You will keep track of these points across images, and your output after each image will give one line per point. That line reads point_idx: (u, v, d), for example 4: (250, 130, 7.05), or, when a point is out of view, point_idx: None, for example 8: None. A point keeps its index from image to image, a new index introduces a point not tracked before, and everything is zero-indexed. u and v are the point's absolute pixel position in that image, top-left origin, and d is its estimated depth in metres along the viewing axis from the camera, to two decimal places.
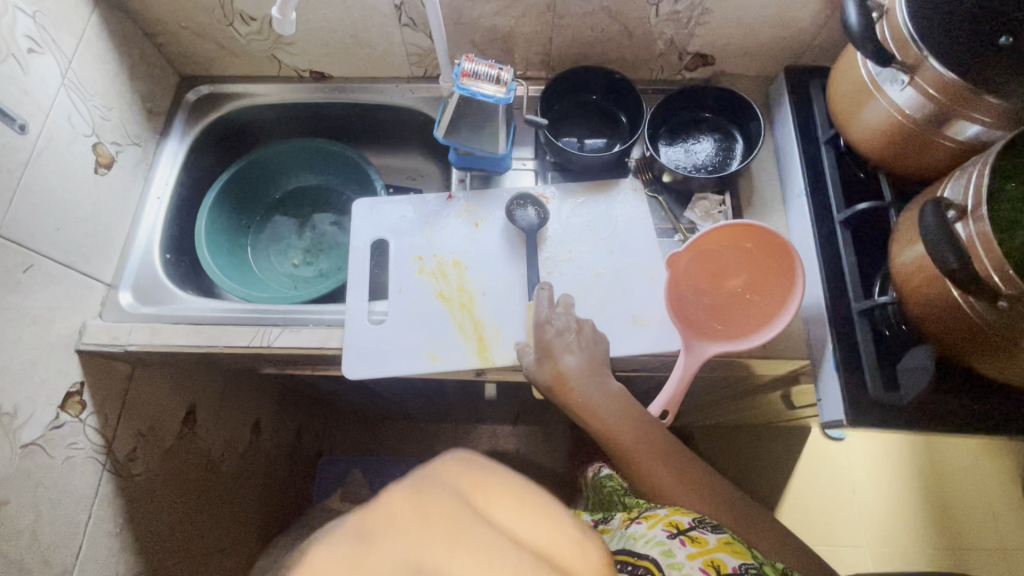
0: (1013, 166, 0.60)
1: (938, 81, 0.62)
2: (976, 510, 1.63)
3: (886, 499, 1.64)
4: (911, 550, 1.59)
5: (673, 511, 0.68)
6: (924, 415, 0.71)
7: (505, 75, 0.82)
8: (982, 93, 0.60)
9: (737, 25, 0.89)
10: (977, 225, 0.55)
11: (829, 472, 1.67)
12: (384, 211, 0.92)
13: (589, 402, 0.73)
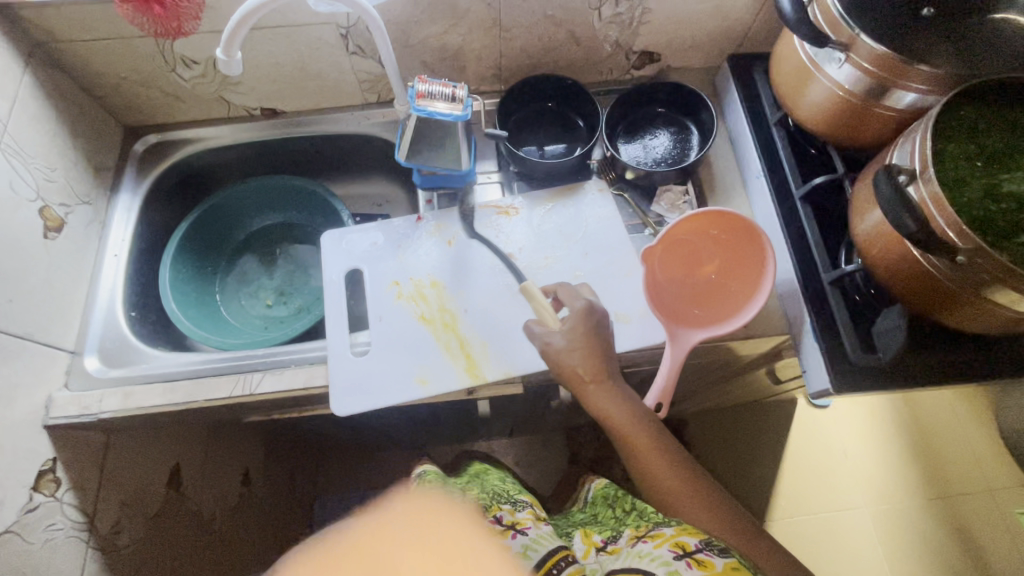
0: (951, 127, 0.63)
1: (872, 56, 0.65)
2: (960, 456, 1.69)
3: (875, 458, 1.69)
4: (906, 503, 1.64)
5: (680, 529, 0.61)
6: (904, 373, 0.73)
7: (460, 93, 0.82)
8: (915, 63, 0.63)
9: (678, 21, 0.92)
10: (927, 186, 0.58)
11: (820, 438, 1.72)
12: (354, 240, 0.91)
13: (603, 402, 0.72)
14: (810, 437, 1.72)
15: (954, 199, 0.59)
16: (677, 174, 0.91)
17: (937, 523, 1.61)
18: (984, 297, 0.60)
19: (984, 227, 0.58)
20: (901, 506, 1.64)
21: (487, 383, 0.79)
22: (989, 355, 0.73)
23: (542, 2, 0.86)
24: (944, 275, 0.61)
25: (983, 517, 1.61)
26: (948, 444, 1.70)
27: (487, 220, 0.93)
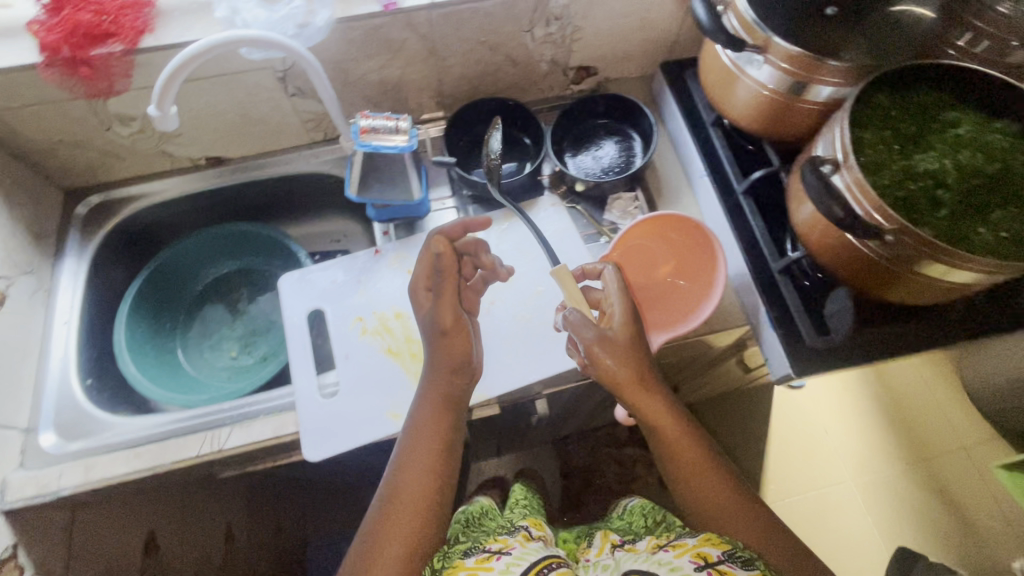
0: (864, 115, 0.67)
1: (787, 55, 0.69)
2: (932, 418, 1.74)
3: (853, 431, 1.74)
4: (887, 471, 1.68)
5: (702, 540, 0.64)
6: (856, 349, 0.76)
7: (404, 124, 0.83)
8: (825, 58, 0.67)
9: (608, 35, 0.95)
10: (850, 173, 0.61)
11: (800, 416, 1.77)
12: (314, 279, 0.90)
13: (658, 411, 0.73)
14: (789, 417, 1.76)
15: (876, 182, 0.62)
16: (625, 182, 0.94)
17: (917, 488, 1.65)
18: (915, 271, 0.63)
19: (906, 206, 0.61)
20: (885, 477, 1.67)
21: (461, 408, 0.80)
22: (932, 322, 0.77)
23: (475, 28, 0.88)
24: (876, 254, 0.65)
25: (962, 479, 1.65)
26: (922, 410, 1.76)
27: None
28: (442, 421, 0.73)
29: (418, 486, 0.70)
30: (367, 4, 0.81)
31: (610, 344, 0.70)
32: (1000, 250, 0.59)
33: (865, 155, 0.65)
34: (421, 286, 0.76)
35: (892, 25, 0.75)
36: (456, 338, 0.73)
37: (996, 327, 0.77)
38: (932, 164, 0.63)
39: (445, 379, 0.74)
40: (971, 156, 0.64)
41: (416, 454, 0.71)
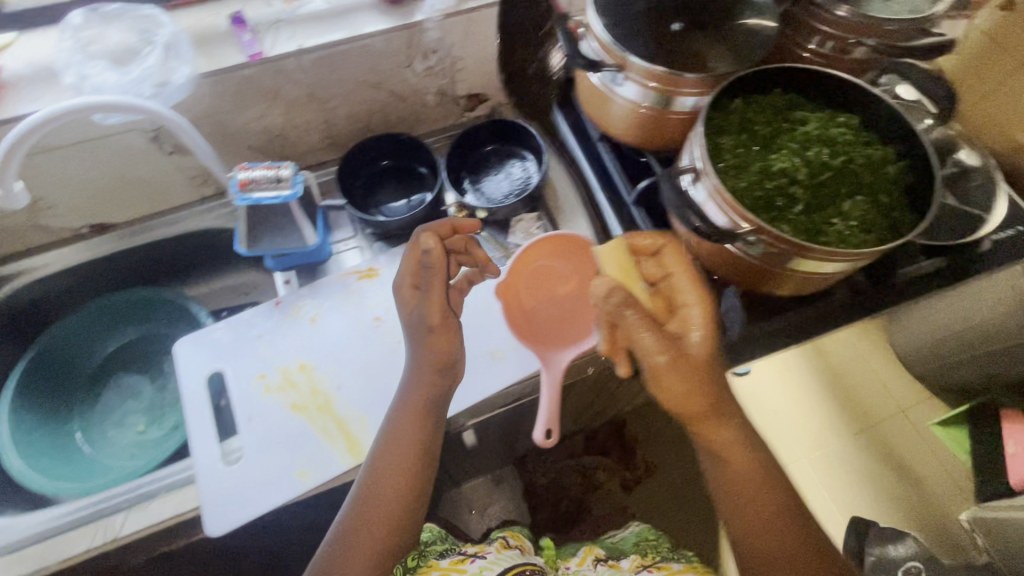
0: (719, 123, 0.70)
1: (646, 71, 0.71)
2: None
3: None
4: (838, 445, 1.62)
5: (685, 566, 0.78)
6: (757, 344, 0.77)
7: (285, 172, 0.82)
8: (681, 72, 0.70)
9: (489, 63, 0.96)
10: (709, 181, 0.62)
11: None
12: (211, 340, 0.86)
13: (734, 441, 0.64)
14: None
15: (734, 189, 0.65)
16: (525, 203, 0.95)
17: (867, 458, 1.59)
18: (784, 269, 0.66)
19: (762, 209, 0.64)
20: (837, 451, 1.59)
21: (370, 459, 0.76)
22: (825, 307, 0.79)
23: (351, 69, 0.87)
24: (747, 257, 0.67)
25: (911, 443, 1.59)
26: (866, 380, 1.67)
27: (347, 288, 0.92)
28: (419, 428, 0.71)
29: (391, 495, 0.67)
30: (229, 56, 0.79)
31: (679, 368, 0.61)
32: (850, 240, 0.62)
33: (723, 162, 0.67)
34: (407, 286, 0.75)
35: (751, 14, 0.76)
36: (442, 334, 0.72)
37: (880, 305, 0.81)
38: (786, 163, 0.66)
39: (421, 385, 0.72)
40: (820, 151, 0.67)
41: (387, 461, 0.69)
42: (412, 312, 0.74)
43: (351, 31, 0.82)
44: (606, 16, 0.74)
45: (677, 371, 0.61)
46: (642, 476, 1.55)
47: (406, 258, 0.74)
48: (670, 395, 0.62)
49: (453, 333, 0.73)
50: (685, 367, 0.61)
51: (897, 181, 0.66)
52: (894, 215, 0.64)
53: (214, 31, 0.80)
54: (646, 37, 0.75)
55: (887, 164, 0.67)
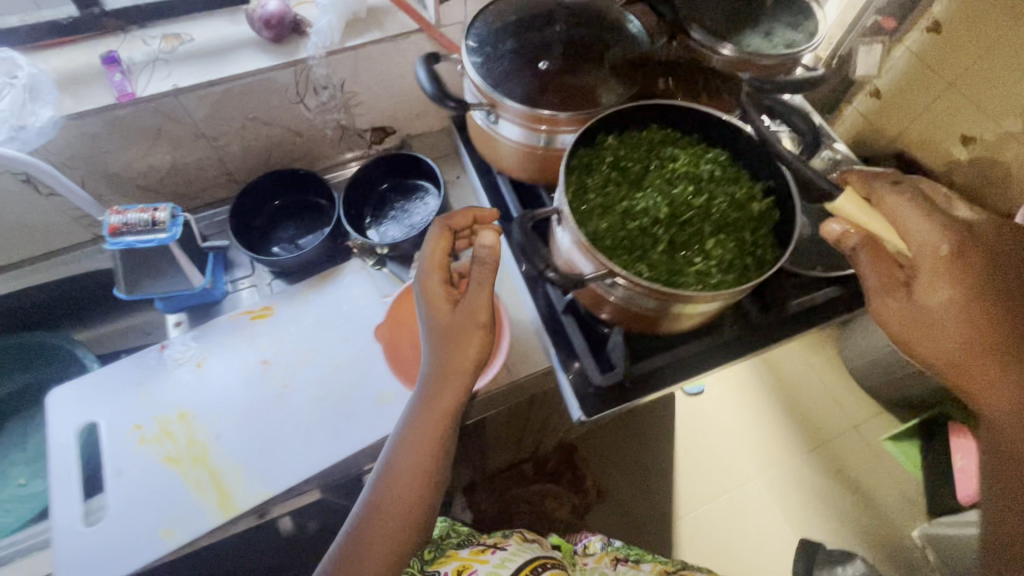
0: (588, 159, 0.69)
1: (519, 111, 0.69)
2: (822, 403, 1.61)
3: (748, 426, 1.59)
4: (790, 463, 1.54)
5: None
6: (643, 380, 0.77)
7: (162, 216, 0.79)
8: (554, 112, 0.68)
9: (388, 97, 0.95)
10: (570, 228, 0.61)
11: (699, 423, 1.60)
12: (87, 389, 0.82)
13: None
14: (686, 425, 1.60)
15: (595, 230, 0.64)
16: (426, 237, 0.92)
17: (823, 476, 1.52)
18: (651, 312, 0.65)
19: (623, 251, 0.63)
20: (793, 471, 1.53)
21: (242, 514, 0.74)
22: (710, 341, 0.79)
23: (237, 107, 0.85)
24: (616, 302, 0.66)
25: (859, 460, 1.54)
26: (813, 398, 1.63)
27: (239, 329, 0.89)
28: (443, 435, 0.64)
29: (402, 508, 0.62)
30: (98, 97, 0.76)
31: (938, 270, 0.54)
32: (710, 280, 0.61)
33: (588, 201, 0.66)
34: (433, 280, 0.67)
35: (629, 43, 0.75)
36: (476, 331, 0.64)
37: (769, 337, 0.81)
38: (648, 203, 0.66)
39: (448, 386, 0.65)
40: (684, 189, 0.67)
41: (402, 469, 0.63)
42: (440, 307, 0.66)
43: (230, 69, 0.80)
44: (482, 54, 0.73)
45: (940, 283, 0.54)
46: (596, 503, 1.49)
47: (434, 246, 0.68)
48: (896, 319, 0.56)
49: (488, 331, 0.65)
50: (958, 271, 0.54)
51: (763, 216, 0.66)
52: (758, 250, 0.63)
53: (87, 71, 0.78)
54: (526, 72, 0.72)
55: (752, 201, 0.67)
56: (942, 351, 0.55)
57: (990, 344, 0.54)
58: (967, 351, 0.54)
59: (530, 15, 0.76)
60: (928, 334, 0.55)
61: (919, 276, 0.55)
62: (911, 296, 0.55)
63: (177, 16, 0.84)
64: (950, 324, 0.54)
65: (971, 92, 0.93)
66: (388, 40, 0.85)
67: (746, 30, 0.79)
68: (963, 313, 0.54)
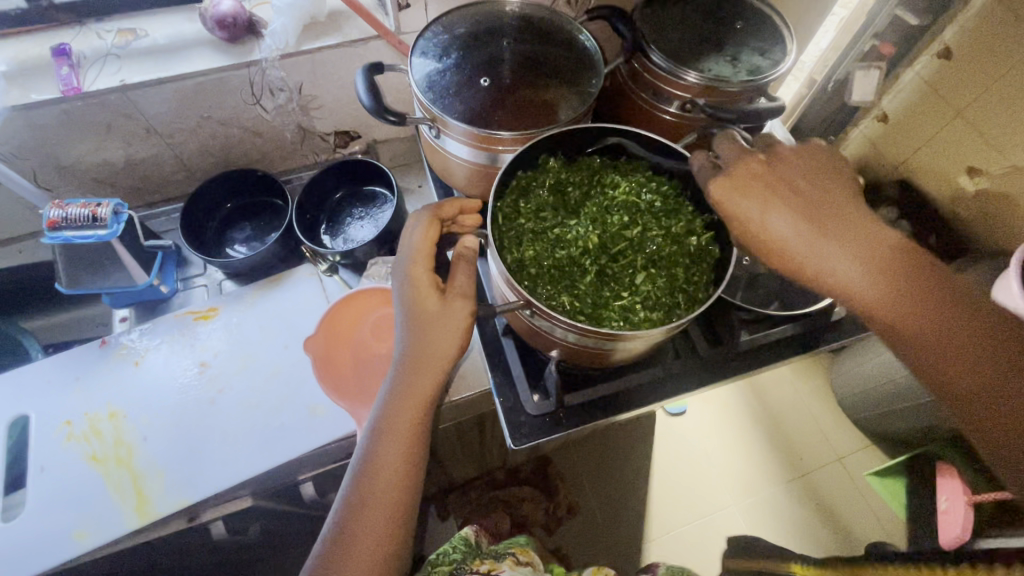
0: (524, 183, 0.67)
1: (459, 131, 0.67)
2: (806, 432, 1.50)
3: (728, 453, 1.47)
4: (771, 492, 1.42)
5: None
6: (580, 412, 0.73)
7: (102, 212, 0.78)
8: (493, 132, 0.66)
9: (350, 101, 0.94)
10: (495, 259, 0.58)
11: (677, 443, 1.49)
12: (21, 381, 0.82)
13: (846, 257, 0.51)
14: (665, 443, 1.48)
15: (522, 258, 0.61)
16: (378, 246, 0.90)
17: (802, 506, 1.41)
18: (578, 346, 0.62)
19: (549, 282, 0.60)
20: (770, 499, 1.41)
21: (160, 519, 0.75)
22: (655, 373, 0.76)
23: (190, 106, 0.84)
24: (543, 333, 0.63)
25: (843, 492, 1.42)
26: (798, 423, 1.52)
27: (182, 328, 0.87)
28: (422, 423, 0.61)
29: (383, 501, 0.59)
30: (45, 91, 0.75)
31: (747, 171, 0.54)
32: (635, 317, 0.59)
33: (519, 228, 0.63)
34: (421, 268, 0.63)
35: (582, 64, 0.73)
36: (452, 319, 0.61)
37: (719, 372, 0.77)
38: (581, 231, 0.63)
39: (427, 378, 0.61)
40: (619, 219, 0.64)
41: (383, 459, 0.59)
42: (427, 296, 0.62)
43: (180, 68, 0.79)
44: (427, 70, 0.71)
45: (751, 188, 0.53)
46: (563, 518, 1.39)
47: (423, 234, 0.64)
48: (767, 236, 0.52)
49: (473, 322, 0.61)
50: (754, 174, 0.54)
51: (702, 252, 0.63)
52: (691, 287, 0.60)
53: (40, 65, 0.78)
54: (474, 92, 0.71)
55: (692, 235, 0.64)
56: (822, 262, 0.50)
57: (848, 236, 0.51)
58: (841, 246, 0.51)
59: (482, 30, 0.74)
60: (793, 241, 0.51)
61: (744, 198, 0.52)
62: (757, 207, 0.52)
63: (137, 12, 0.84)
64: (801, 227, 0.51)
65: (977, 124, 0.88)
66: (345, 46, 0.83)
67: (710, 54, 0.76)
68: (813, 220, 0.51)
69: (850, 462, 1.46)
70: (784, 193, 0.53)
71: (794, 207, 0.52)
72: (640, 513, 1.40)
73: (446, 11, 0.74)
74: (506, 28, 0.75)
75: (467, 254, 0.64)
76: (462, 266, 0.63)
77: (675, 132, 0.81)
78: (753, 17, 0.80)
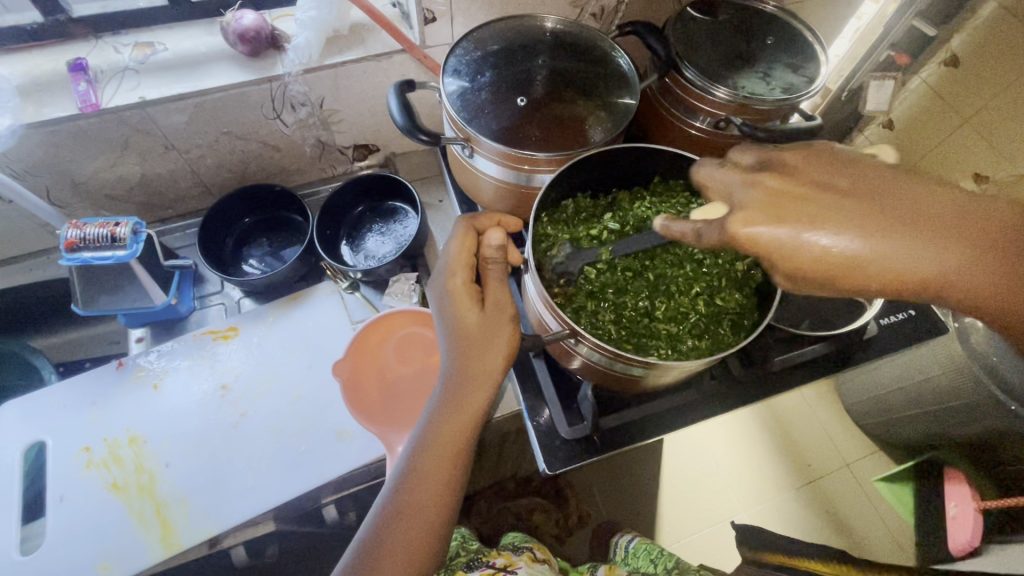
0: (557, 213, 0.68)
1: (495, 151, 0.65)
2: (817, 437, 1.45)
3: (745, 463, 1.41)
4: (784, 501, 1.37)
5: None
6: (616, 435, 0.72)
7: (121, 232, 0.76)
8: (530, 152, 0.64)
9: (372, 116, 0.92)
10: (538, 287, 0.57)
11: (691, 454, 1.42)
12: (35, 407, 0.79)
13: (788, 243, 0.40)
14: (681, 453, 1.42)
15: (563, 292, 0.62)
16: (401, 263, 0.88)
17: (812, 514, 1.36)
18: (614, 372, 0.61)
19: (587, 311, 0.61)
20: (777, 505, 1.36)
21: (185, 549, 0.73)
22: (687, 395, 0.75)
23: (209, 121, 0.81)
24: (582, 359, 0.62)
25: (852, 499, 1.38)
26: (810, 430, 1.46)
27: (201, 350, 0.84)
28: (469, 437, 0.58)
29: (424, 517, 0.55)
30: (61, 107, 0.72)
31: (788, 200, 0.41)
32: (683, 346, 0.60)
33: (553, 258, 0.64)
34: (459, 278, 0.62)
35: (617, 82, 0.72)
36: (496, 331, 0.59)
37: (751, 393, 0.76)
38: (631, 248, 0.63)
39: (476, 392, 0.58)
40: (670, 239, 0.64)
41: (426, 472, 0.56)
42: (467, 308, 0.60)
43: (200, 82, 0.76)
44: (461, 88, 0.69)
45: (818, 208, 0.40)
46: (575, 528, 1.33)
47: (459, 247, 0.64)
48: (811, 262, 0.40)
49: (518, 335, 0.59)
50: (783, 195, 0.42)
51: (743, 278, 0.64)
52: (734, 315, 0.62)
53: (54, 79, 0.75)
54: (509, 110, 0.69)
55: (734, 259, 0.64)
56: (885, 261, 0.38)
57: (872, 219, 0.39)
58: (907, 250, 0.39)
59: (515, 48, 0.73)
60: (861, 253, 0.39)
61: (783, 229, 0.40)
62: (803, 229, 0.40)
63: (153, 25, 0.82)
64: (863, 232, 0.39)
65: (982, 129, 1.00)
66: (368, 60, 0.81)
67: (744, 71, 0.75)
68: (858, 219, 0.40)
69: (858, 468, 1.42)
70: (807, 206, 0.41)
71: (835, 219, 0.40)
72: (651, 522, 1.35)
73: (478, 26, 0.72)
74: (540, 46, 0.73)
75: (495, 258, 0.62)
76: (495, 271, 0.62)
77: (706, 147, 0.80)
78: (784, 32, 0.79)
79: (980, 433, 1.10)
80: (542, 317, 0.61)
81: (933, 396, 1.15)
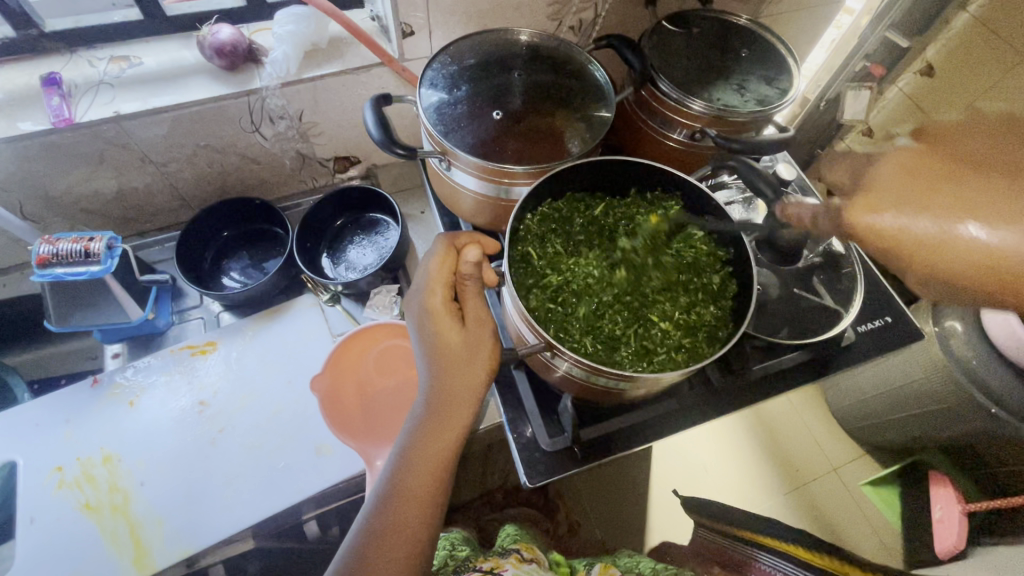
0: (541, 214, 0.68)
1: (472, 164, 0.66)
2: (804, 440, 1.46)
3: (733, 468, 1.41)
4: (773, 507, 1.37)
5: None
6: (597, 445, 0.71)
7: (96, 246, 0.75)
8: (506, 165, 0.65)
9: (352, 128, 0.92)
10: (516, 301, 0.57)
11: (680, 460, 1.42)
12: (7, 425, 0.78)
13: (920, 236, 0.46)
14: (669, 459, 1.42)
15: (538, 303, 0.62)
16: (383, 275, 0.88)
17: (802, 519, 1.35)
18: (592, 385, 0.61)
19: (561, 324, 0.61)
20: (765, 510, 1.36)
21: (160, 570, 0.72)
22: (668, 404, 0.75)
23: (187, 134, 0.81)
24: (560, 372, 0.62)
25: (841, 504, 1.38)
26: (797, 435, 1.46)
27: (179, 364, 0.83)
28: (451, 456, 0.58)
29: (405, 539, 0.54)
30: (34, 121, 0.71)
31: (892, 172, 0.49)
32: (658, 358, 0.60)
33: (525, 271, 0.65)
34: (438, 298, 0.61)
35: (591, 96, 0.73)
36: (479, 350, 0.59)
37: (734, 400, 0.76)
38: (625, 252, 0.66)
39: (458, 411, 0.58)
40: (680, 251, 0.66)
41: (407, 494, 0.55)
42: (448, 327, 0.60)
43: (177, 96, 0.76)
44: (438, 102, 0.70)
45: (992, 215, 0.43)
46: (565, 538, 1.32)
47: (440, 265, 0.63)
48: (960, 271, 0.44)
49: (498, 351, 0.60)
50: (930, 163, 0.48)
51: (718, 289, 0.65)
52: (710, 325, 0.63)
53: (29, 94, 0.74)
54: (486, 122, 0.70)
55: (708, 271, 0.66)
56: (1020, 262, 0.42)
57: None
58: None
59: (491, 61, 0.73)
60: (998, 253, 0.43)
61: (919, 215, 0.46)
62: (933, 221, 0.45)
63: (129, 39, 0.81)
64: None
65: None
66: (347, 73, 0.81)
67: (718, 84, 0.77)
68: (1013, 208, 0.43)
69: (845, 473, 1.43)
70: (962, 183, 0.45)
71: (983, 206, 0.44)
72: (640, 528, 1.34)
73: (455, 39, 0.73)
74: (515, 58, 0.74)
75: (472, 274, 0.63)
76: (473, 289, 0.62)
77: (682, 158, 0.81)
78: (756, 46, 0.81)
79: (963, 437, 1.12)
80: (521, 332, 0.61)
81: (916, 400, 1.16)
